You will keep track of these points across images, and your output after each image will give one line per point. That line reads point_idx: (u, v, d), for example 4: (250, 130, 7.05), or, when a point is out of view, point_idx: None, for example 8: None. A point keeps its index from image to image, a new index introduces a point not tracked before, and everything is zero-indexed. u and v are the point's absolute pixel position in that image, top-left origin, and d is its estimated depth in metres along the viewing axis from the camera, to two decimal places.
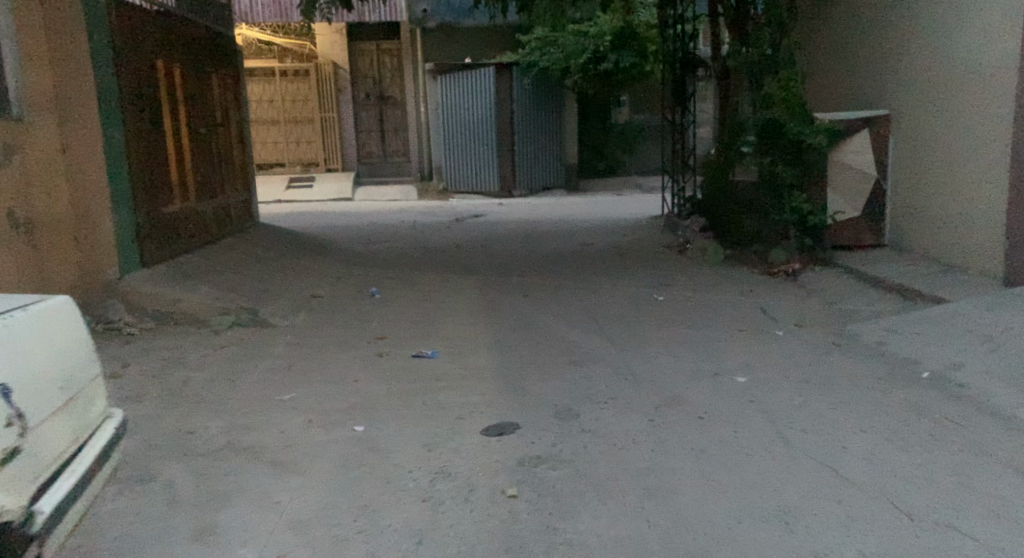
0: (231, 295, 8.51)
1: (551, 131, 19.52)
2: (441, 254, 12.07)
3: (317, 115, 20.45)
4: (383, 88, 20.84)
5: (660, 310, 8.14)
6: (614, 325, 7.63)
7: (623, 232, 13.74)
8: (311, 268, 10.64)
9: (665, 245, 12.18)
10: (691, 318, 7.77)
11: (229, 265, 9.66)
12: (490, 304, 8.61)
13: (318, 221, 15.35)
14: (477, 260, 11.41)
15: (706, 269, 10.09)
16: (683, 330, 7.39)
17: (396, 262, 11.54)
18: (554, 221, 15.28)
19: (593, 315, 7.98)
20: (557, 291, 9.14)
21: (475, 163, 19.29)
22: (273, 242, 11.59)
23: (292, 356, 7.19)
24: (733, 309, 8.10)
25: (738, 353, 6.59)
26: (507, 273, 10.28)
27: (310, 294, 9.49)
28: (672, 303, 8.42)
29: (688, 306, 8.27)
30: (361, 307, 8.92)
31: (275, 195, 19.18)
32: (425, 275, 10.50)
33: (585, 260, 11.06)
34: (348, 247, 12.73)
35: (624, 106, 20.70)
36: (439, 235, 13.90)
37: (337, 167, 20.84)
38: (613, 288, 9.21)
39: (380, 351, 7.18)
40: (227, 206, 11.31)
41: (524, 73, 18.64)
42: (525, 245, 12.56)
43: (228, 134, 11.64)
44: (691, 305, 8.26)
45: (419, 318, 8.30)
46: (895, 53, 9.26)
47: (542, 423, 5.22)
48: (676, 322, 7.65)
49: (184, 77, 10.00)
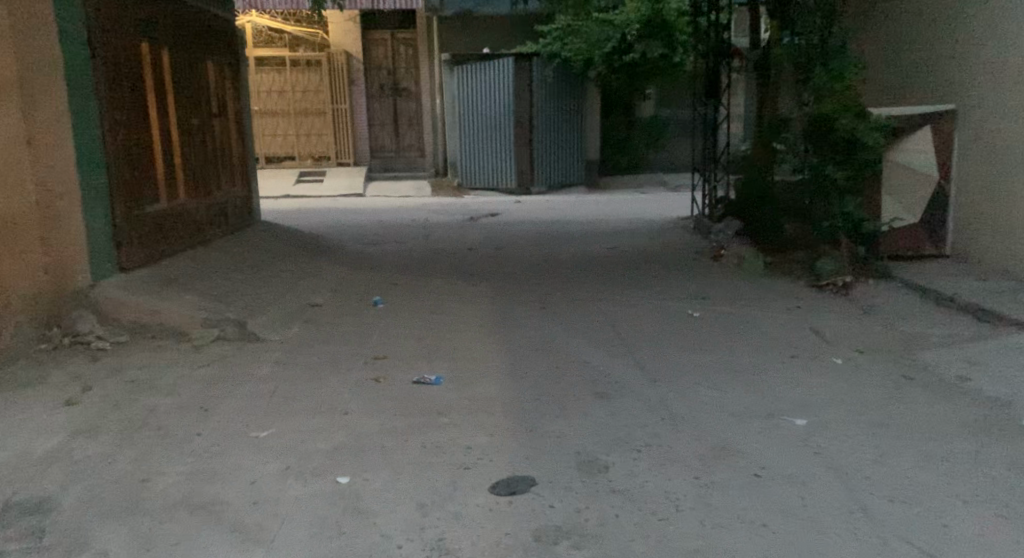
0: (217, 304, 7.65)
1: (573, 127, 18.54)
2: (454, 257, 11.23)
3: (329, 106, 19.55)
4: (398, 80, 19.99)
5: (695, 327, 7.26)
6: (644, 347, 6.74)
7: (649, 235, 12.83)
8: (312, 273, 9.82)
9: (696, 251, 11.23)
10: (732, 341, 6.85)
11: (220, 269, 8.78)
12: (504, 319, 7.73)
13: (324, 219, 14.50)
14: (491, 265, 10.53)
15: (743, 280, 9.15)
16: (723, 356, 6.49)
17: (404, 265, 10.71)
18: (574, 222, 14.34)
19: (620, 334, 7.10)
20: (578, 303, 8.24)
21: (492, 159, 18.38)
22: (270, 241, 10.74)
23: (277, 378, 6.33)
24: (777, 329, 7.20)
25: (790, 388, 5.71)
26: (524, 281, 9.41)
27: (307, 302, 8.67)
28: (709, 320, 7.51)
29: (726, 324, 7.36)
30: (361, 319, 8.07)
31: (285, 190, 18.34)
32: (435, 281, 9.65)
33: (610, 267, 10.12)
34: (354, 248, 11.89)
35: (649, 101, 19.77)
36: (452, 236, 13.02)
37: (349, 162, 19.95)
38: (640, 301, 8.30)
39: (378, 374, 6.31)
40: (224, 204, 10.49)
41: (545, 64, 17.75)
42: (543, 249, 11.66)
43: (226, 128, 10.83)
44: (728, 324, 7.37)
45: (424, 334, 7.45)
46: (965, 42, 8.35)
47: (564, 476, 4.42)
48: (712, 345, 6.76)
49: (175, 65, 9.15)
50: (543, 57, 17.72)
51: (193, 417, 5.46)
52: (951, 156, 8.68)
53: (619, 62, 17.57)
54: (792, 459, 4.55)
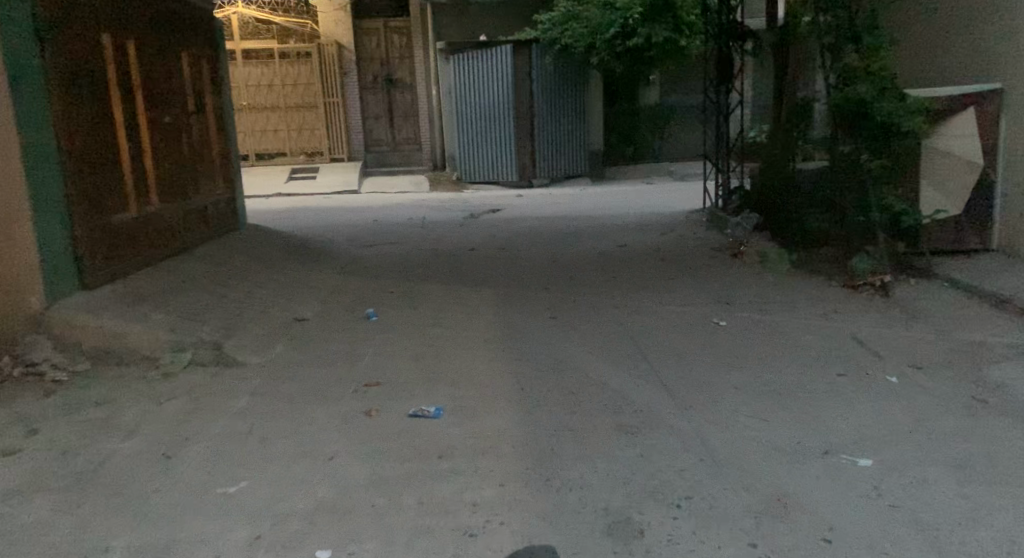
0: (191, 324, 6.88)
1: (575, 116, 17.73)
2: (454, 260, 10.47)
3: (320, 99, 18.76)
4: (392, 70, 19.13)
5: (725, 339, 6.48)
6: (669, 365, 5.96)
7: (660, 229, 12.05)
8: (300, 282, 9.04)
9: (714, 247, 10.44)
10: (767, 354, 6.09)
11: (197, 281, 8.00)
12: (512, 333, 6.96)
13: (315, 219, 13.73)
14: (493, 268, 9.75)
15: (769, 280, 8.37)
16: (760, 373, 5.72)
17: (400, 270, 9.95)
18: (580, 217, 13.55)
19: (641, 349, 6.32)
20: (592, 311, 7.49)
21: (491, 151, 17.57)
22: (255, 247, 9.98)
23: (253, 411, 5.56)
24: (816, 337, 6.45)
25: (842, 414, 4.99)
26: (530, 287, 8.63)
27: (293, 316, 7.88)
28: (738, 329, 6.75)
29: (759, 334, 6.58)
30: (352, 335, 7.31)
31: (276, 188, 17.56)
32: (434, 288, 8.89)
33: (623, 268, 9.32)
34: (347, 251, 11.13)
35: (654, 87, 18.96)
36: (450, 235, 12.23)
37: (343, 157, 19.23)
38: (661, 308, 7.49)
39: (370, 405, 5.56)
40: (204, 208, 9.71)
41: (545, 51, 16.92)
42: (549, 248, 10.88)
43: (205, 126, 10.02)
44: (760, 333, 6.62)
45: (422, 352, 6.68)
46: (1015, 15, 7.53)
47: (589, 550, 3.84)
48: (748, 360, 5.98)
49: (144, 59, 8.36)
50: (542, 44, 16.88)
51: (151, 466, 4.71)
52: (999, 140, 7.87)
53: (622, 48, 16.61)
54: (855, 525, 3.91)
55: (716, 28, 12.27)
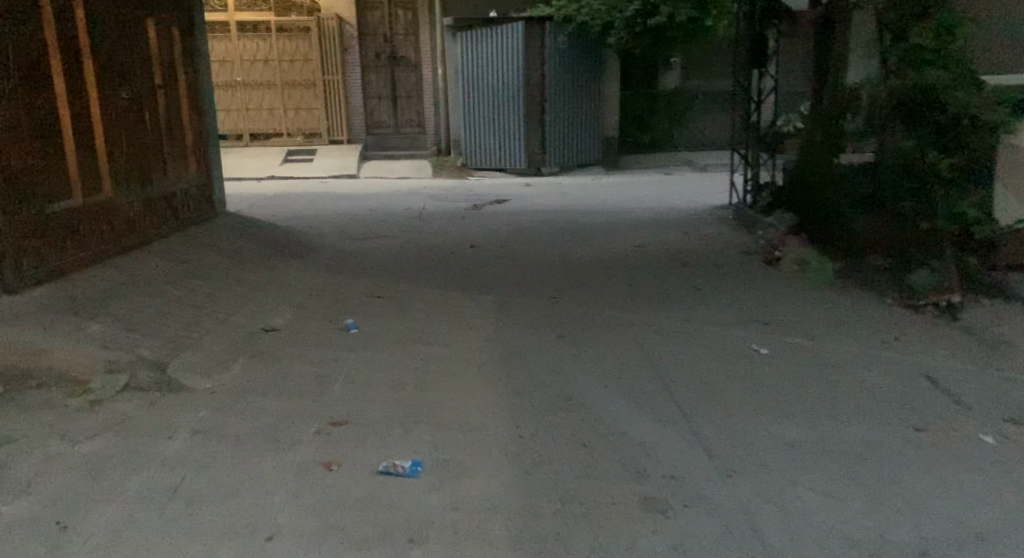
0: (131, 337, 5.81)
1: (590, 100, 16.55)
2: (452, 258, 9.40)
3: (319, 77, 17.68)
4: (396, 47, 17.96)
5: (770, 376, 5.37)
6: (703, 409, 4.85)
7: (682, 227, 10.92)
8: (275, 281, 7.96)
9: (744, 251, 9.31)
10: (822, 395, 4.99)
11: (152, 282, 6.95)
12: (513, 357, 5.88)
13: (307, 208, 12.67)
14: (496, 272, 8.64)
15: (813, 295, 7.24)
16: (816, 426, 4.61)
17: (389, 268, 8.89)
18: (593, 211, 12.41)
19: (669, 387, 5.22)
20: (609, 331, 6.39)
21: (498, 136, 16.44)
22: (229, 240, 8.89)
23: (187, 459, 4.48)
24: (878, 372, 5.34)
25: (932, 506, 3.91)
26: (536, 296, 7.55)
27: (261, 325, 6.77)
28: (783, 360, 5.65)
29: (808, 368, 5.48)
30: (326, 351, 6.23)
31: (268, 170, 16.47)
32: (426, 294, 7.81)
33: (644, 276, 8.20)
34: (335, 245, 10.04)
35: (674, 70, 17.81)
36: (449, 229, 11.14)
37: (342, 139, 18.10)
38: (689, 331, 6.35)
39: (332, 452, 4.50)
40: (172, 196, 8.65)
41: (559, 30, 15.75)
42: (558, 247, 9.78)
43: (175, 102, 8.93)
44: (811, 368, 5.49)
45: (403, 379, 5.59)
46: None
47: None
48: (801, 406, 4.86)
49: (93, 24, 7.28)
50: (556, 21, 15.72)
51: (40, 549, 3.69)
52: None
53: (642, 28, 15.45)
54: None
55: (750, 6, 11.15)
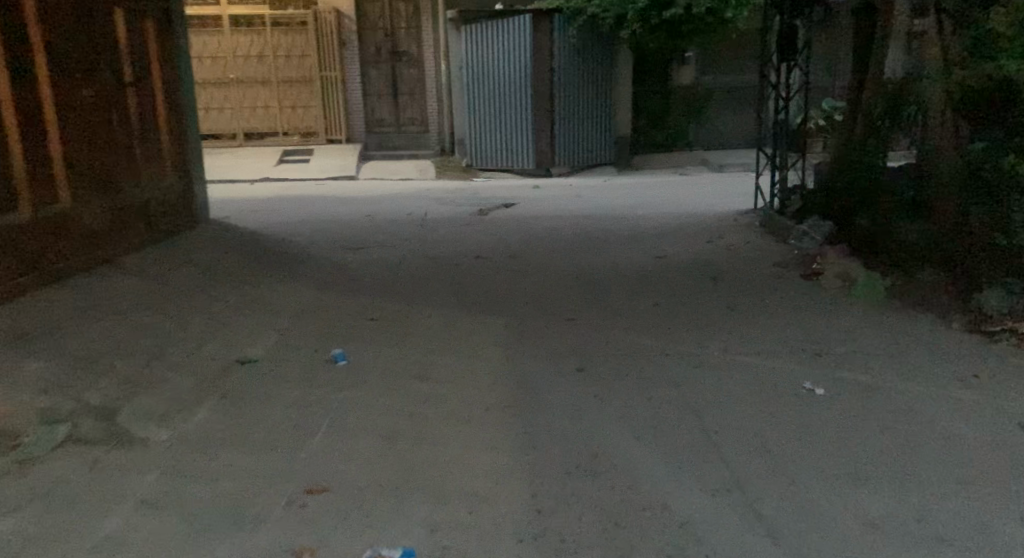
0: (79, 376, 4.97)
1: (602, 98, 15.67)
2: (457, 270, 8.59)
3: (317, 73, 16.83)
4: (397, 42, 17.07)
5: (832, 435, 4.54)
6: (754, 487, 4.11)
7: (706, 235, 10.07)
8: (258, 301, 7.12)
9: (777, 264, 8.48)
10: (894, 472, 4.25)
11: (115, 305, 6.11)
12: (529, 398, 5.06)
13: (302, 213, 11.86)
14: (507, 287, 7.82)
15: (864, 319, 6.39)
16: (892, 519, 3.87)
17: (389, 283, 8.07)
18: (609, 216, 11.56)
19: (712, 450, 4.43)
20: (636, 365, 5.53)
21: (505, 135, 15.59)
22: (211, 253, 8.07)
23: (128, 547, 3.69)
24: (955, 435, 4.57)
25: None
26: (552, 318, 6.70)
27: (238, 356, 5.93)
28: (840, 408, 4.84)
29: (872, 422, 4.68)
30: (310, 389, 5.39)
31: (263, 172, 15.62)
32: (428, 315, 6.99)
33: (671, 293, 7.36)
34: (331, 255, 9.22)
35: (689, 65, 16.83)
36: (454, 236, 10.34)
37: (341, 139, 17.27)
38: (730, 365, 5.50)
39: (305, 541, 3.73)
40: (145, 205, 7.82)
41: (568, 22, 14.88)
42: (572, 258, 8.96)
43: (150, 101, 8.10)
44: (881, 424, 4.66)
45: (396, 428, 4.75)
46: None
47: None
48: (872, 488, 4.11)
49: (48, 11, 6.42)
50: (566, 14, 14.84)
51: None
52: None
53: (657, 21, 14.53)
54: None
55: None
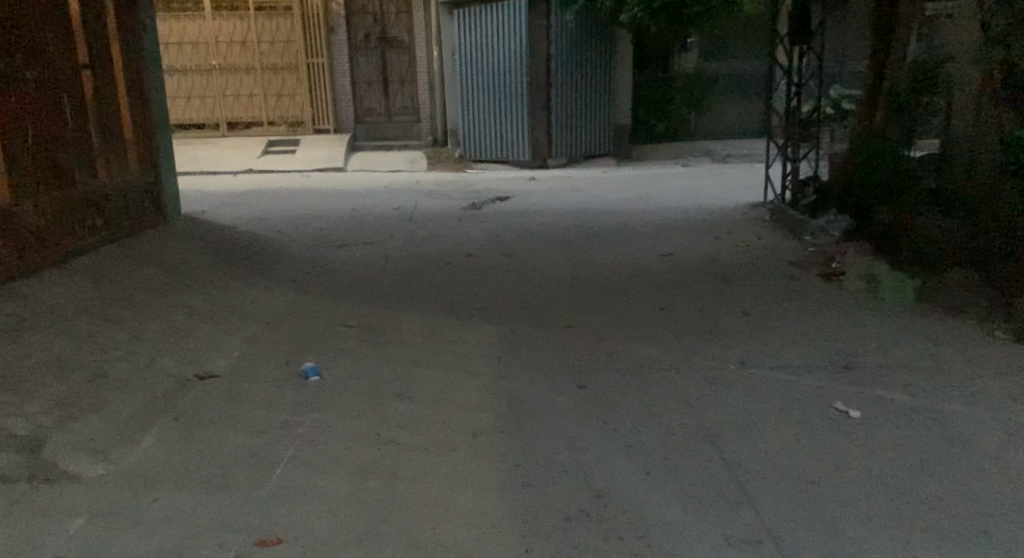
0: (5, 398, 4.33)
1: (600, 86, 15.00)
2: (445, 271, 7.95)
3: (303, 60, 16.15)
4: (387, 27, 16.33)
5: (872, 474, 3.91)
6: (785, 541, 3.48)
7: (714, 232, 9.42)
8: (226, 306, 6.47)
9: (793, 264, 7.84)
10: (948, 516, 3.62)
11: (59, 311, 5.46)
12: (524, 425, 4.43)
13: (283, 207, 11.19)
14: (498, 290, 7.17)
15: (897, 327, 5.75)
16: None
17: (371, 285, 7.42)
18: (609, 211, 10.90)
19: (734, 490, 3.80)
20: (646, 384, 4.88)
21: (499, 125, 14.91)
22: (177, 252, 7.38)
23: None
24: (1016, 469, 3.93)
25: None
26: (549, 326, 6.05)
27: (195, 372, 5.26)
28: (878, 436, 4.22)
29: (918, 455, 4.06)
30: (274, 412, 4.73)
31: (246, 164, 14.93)
32: (412, 322, 6.34)
33: (679, 297, 6.71)
34: (310, 254, 8.57)
35: (690, 52, 16.40)
36: (443, 233, 9.70)
37: (328, 129, 16.58)
38: (752, 383, 4.85)
39: None
40: (103, 199, 7.18)
41: (566, 6, 14.16)
42: (569, 257, 8.31)
43: (109, 86, 7.43)
44: (927, 459, 4.03)
45: (368, 461, 4.11)
46: None
47: None
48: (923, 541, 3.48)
49: None
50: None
51: None
52: None
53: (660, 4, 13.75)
54: None
55: None
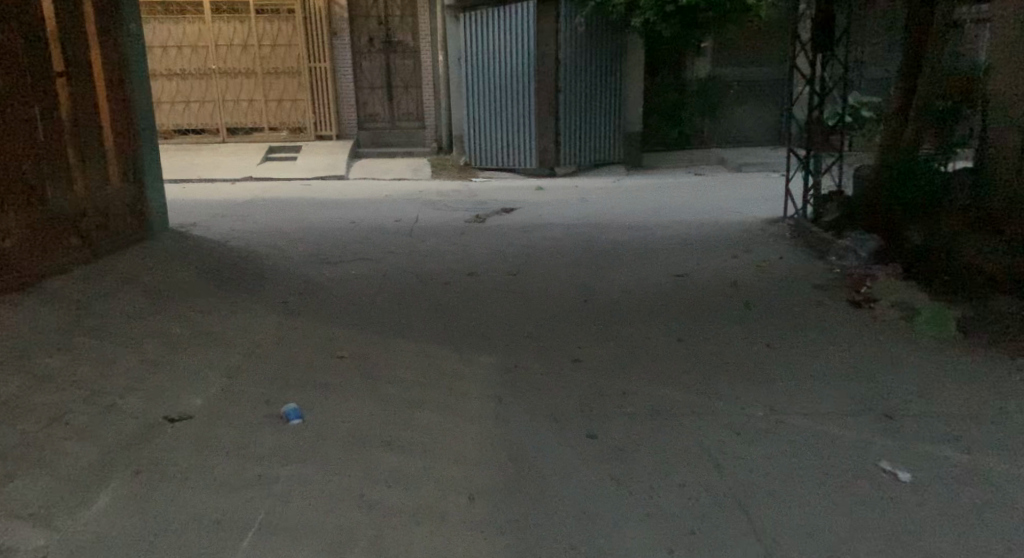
0: None
1: (611, 93, 14.50)
2: (443, 291, 7.46)
3: (305, 64, 15.67)
4: (392, 31, 15.85)
5: None
6: None
7: (732, 250, 8.89)
8: (207, 333, 5.96)
9: (818, 288, 7.32)
10: None
11: (19, 345, 4.97)
12: (532, 488, 3.94)
13: (279, 219, 10.69)
14: (501, 315, 6.67)
15: (940, 365, 5.24)
16: None
17: (365, 308, 6.91)
18: (620, 225, 10.38)
19: None
20: (665, 437, 4.36)
21: (506, 132, 14.43)
22: (158, 272, 6.88)
23: None
24: None
25: None
26: (554, 360, 5.55)
27: (165, 412, 4.76)
28: (925, 510, 3.74)
29: (971, 535, 3.58)
30: (248, 462, 4.22)
31: (245, 171, 14.44)
32: (408, 352, 5.84)
33: (699, 329, 6.19)
34: (304, 271, 8.07)
35: (704, 57, 15.81)
36: (443, 249, 9.20)
37: (331, 135, 16.09)
38: (784, 436, 4.35)
39: None
40: (79, 215, 6.71)
41: (576, 10, 13.67)
42: (577, 277, 7.80)
43: (88, 95, 6.97)
44: (981, 540, 3.56)
45: (350, 535, 3.65)
46: None
47: None
48: None
49: None
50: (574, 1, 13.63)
51: None
52: None
53: (673, 8, 13.28)
54: None
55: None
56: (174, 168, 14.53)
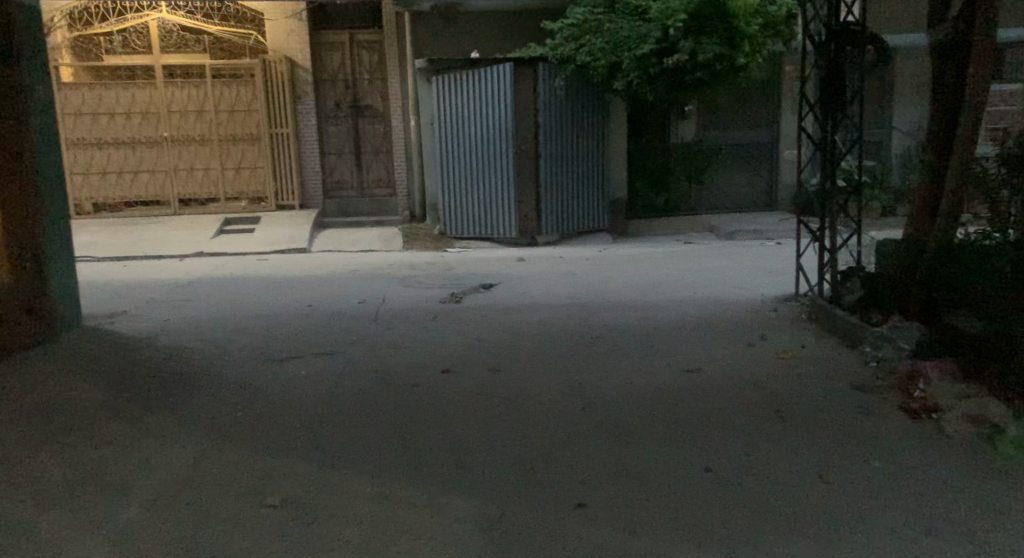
0: None
1: (594, 158, 13.49)
2: (407, 396, 6.13)
3: (264, 129, 14.38)
4: (359, 94, 14.88)
5: None
6: None
7: (747, 337, 7.64)
8: (95, 484, 4.60)
9: (858, 390, 6.09)
10: None
11: None
12: None
13: (225, 302, 9.34)
14: (482, 433, 5.36)
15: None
16: None
17: (314, 420, 5.62)
18: (615, 305, 9.11)
19: None
20: None
21: (482, 200, 13.21)
22: (48, 392, 5.50)
23: None
24: None
25: None
26: (552, 529, 4.27)
27: None
28: None
29: None
30: None
31: (195, 246, 13.09)
32: (354, 501, 4.51)
33: (727, 466, 4.92)
34: (245, 369, 6.74)
35: (689, 119, 14.84)
36: (412, 337, 7.90)
37: (292, 204, 14.80)
38: None
39: None
40: None
41: (555, 72, 12.72)
42: (570, 376, 6.50)
43: None
44: None
45: None
46: None
47: None
48: None
49: None
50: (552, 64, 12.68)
51: None
52: None
53: (658, 69, 12.01)
54: None
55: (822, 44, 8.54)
56: (117, 244, 13.15)
